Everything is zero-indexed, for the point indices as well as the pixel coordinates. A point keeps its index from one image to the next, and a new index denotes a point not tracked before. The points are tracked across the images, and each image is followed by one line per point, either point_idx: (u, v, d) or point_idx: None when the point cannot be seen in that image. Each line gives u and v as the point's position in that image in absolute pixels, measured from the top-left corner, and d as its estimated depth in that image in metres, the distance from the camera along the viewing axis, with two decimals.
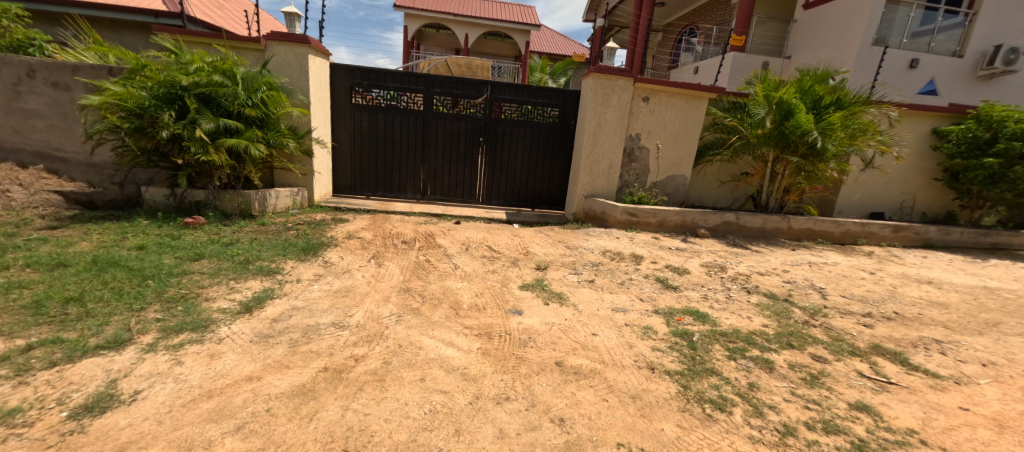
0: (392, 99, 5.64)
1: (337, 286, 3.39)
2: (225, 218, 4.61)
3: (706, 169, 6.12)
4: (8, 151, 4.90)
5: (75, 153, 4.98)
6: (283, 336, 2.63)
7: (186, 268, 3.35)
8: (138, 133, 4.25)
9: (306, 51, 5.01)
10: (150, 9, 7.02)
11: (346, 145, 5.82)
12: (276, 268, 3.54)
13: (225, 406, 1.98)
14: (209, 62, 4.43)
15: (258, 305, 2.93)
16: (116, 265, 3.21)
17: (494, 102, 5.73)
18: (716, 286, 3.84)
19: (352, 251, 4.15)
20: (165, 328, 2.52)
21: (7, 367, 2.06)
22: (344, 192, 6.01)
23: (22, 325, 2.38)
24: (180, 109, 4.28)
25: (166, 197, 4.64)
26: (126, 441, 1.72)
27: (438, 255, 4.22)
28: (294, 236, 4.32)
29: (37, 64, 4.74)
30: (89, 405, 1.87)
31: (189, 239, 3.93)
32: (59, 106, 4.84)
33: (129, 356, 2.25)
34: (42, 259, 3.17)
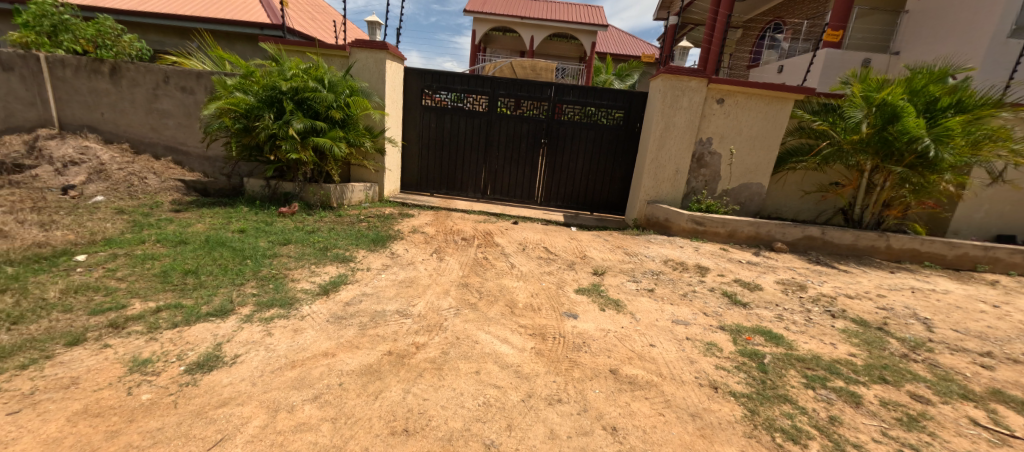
0: (458, 101, 5.87)
1: (401, 277, 3.60)
2: (309, 209, 5.11)
3: (788, 178, 5.62)
4: (147, 144, 5.85)
5: (195, 148, 5.80)
6: (353, 319, 2.85)
7: (277, 251, 3.77)
8: (244, 132, 4.85)
9: (384, 57, 5.38)
10: (257, 21, 7.95)
11: (414, 144, 6.15)
12: (350, 256, 3.85)
13: (305, 377, 2.21)
14: (304, 69, 4.94)
15: (333, 288, 3.21)
16: (221, 245, 3.69)
17: (558, 104, 5.74)
18: (794, 306, 3.52)
19: (416, 244, 4.38)
20: (259, 302, 2.86)
21: (143, 324, 2.47)
22: (410, 189, 6.36)
23: (153, 291, 2.84)
24: (278, 110, 4.82)
25: (263, 187, 5.25)
26: (228, 397, 1.99)
27: (496, 254, 4.32)
28: (366, 228, 4.67)
29: (171, 72, 5.57)
30: (201, 363, 2.19)
31: (279, 226, 4.40)
32: (186, 107, 5.66)
33: (231, 323, 2.60)
34: (167, 236, 3.74)
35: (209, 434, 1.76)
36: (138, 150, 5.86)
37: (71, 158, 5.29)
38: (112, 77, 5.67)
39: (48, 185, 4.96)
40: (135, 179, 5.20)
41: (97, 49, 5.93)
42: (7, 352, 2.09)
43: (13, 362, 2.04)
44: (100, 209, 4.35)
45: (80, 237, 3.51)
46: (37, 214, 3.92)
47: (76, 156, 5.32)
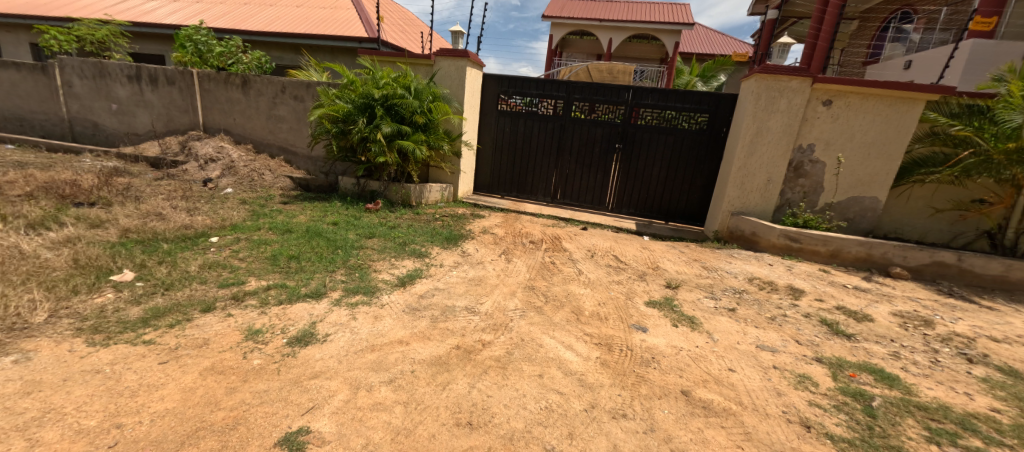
0: (533, 106, 5.95)
1: (471, 275, 3.73)
2: (391, 206, 5.52)
3: (913, 192, 4.84)
4: (265, 145, 6.75)
5: (301, 149, 6.56)
6: (426, 311, 3.02)
7: (363, 243, 4.13)
8: (341, 135, 5.38)
9: (465, 64, 5.62)
10: (356, 36, 8.76)
11: (489, 148, 6.34)
12: (425, 252, 4.09)
13: (382, 360, 2.39)
14: (394, 78, 5.36)
15: (409, 281, 3.43)
16: (318, 235, 4.13)
17: (634, 108, 5.56)
18: (915, 344, 3.01)
19: (486, 244, 4.52)
20: (347, 288, 3.16)
21: (257, 298, 2.87)
22: (483, 191, 6.57)
23: (264, 272, 3.27)
24: (370, 116, 5.29)
25: (354, 185, 5.79)
26: (319, 370, 2.23)
27: (564, 259, 4.29)
28: (440, 226, 4.92)
29: (287, 83, 6.36)
30: (299, 337, 2.48)
31: (366, 220, 4.81)
32: (297, 114, 6.43)
33: (324, 305, 2.90)
34: (276, 225, 4.29)
35: (303, 402, 1.99)
36: (258, 150, 6.79)
37: (209, 156, 6.30)
38: (240, 87, 6.63)
39: (192, 178, 5.97)
40: (255, 174, 6.05)
41: (230, 65, 6.97)
42: (161, 312, 2.56)
43: (165, 321, 2.49)
44: (228, 199, 5.12)
45: (213, 222, 4.17)
46: (183, 201, 4.73)
47: (213, 154, 6.32)
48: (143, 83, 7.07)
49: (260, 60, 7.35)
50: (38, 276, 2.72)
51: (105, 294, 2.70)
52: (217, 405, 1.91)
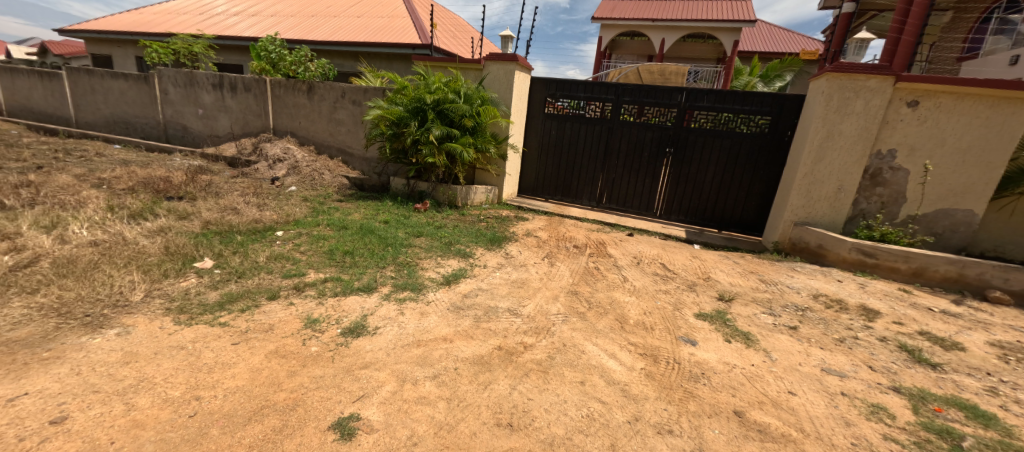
0: (580, 109, 5.89)
1: (514, 277, 3.75)
2: (439, 207, 5.68)
3: (1019, 206, 4.25)
4: (325, 147, 7.20)
5: (358, 151, 6.93)
6: (469, 310, 3.08)
7: (411, 241, 4.28)
8: (394, 138, 5.62)
9: (514, 68, 5.67)
10: (410, 43, 9.13)
11: (534, 151, 6.35)
12: (470, 253, 4.16)
13: (428, 356, 2.46)
14: (445, 83, 5.53)
15: (454, 280, 3.51)
16: (371, 232, 4.34)
17: (687, 110, 5.35)
18: (1017, 380, 2.64)
19: (529, 247, 4.53)
20: (395, 284, 3.29)
21: (315, 289, 3.07)
22: (527, 193, 6.59)
23: (321, 265, 3.49)
24: (422, 119, 5.48)
25: (404, 185, 6.02)
26: (369, 361, 2.34)
27: (609, 265, 4.20)
28: (485, 228, 4.99)
29: (347, 89, 6.75)
30: (352, 329, 2.62)
31: (414, 220, 4.99)
32: (355, 117, 6.80)
33: (375, 299, 3.04)
34: (333, 221, 4.56)
35: (354, 389, 2.10)
36: (319, 151, 7.26)
37: (277, 156, 6.82)
38: (306, 93, 7.13)
39: (262, 177, 6.49)
40: (316, 174, 6.47)
41: (300, 73, 7.62)
42: (234, 298, 2.80)
43: (237, 306, 2.73)
44: (292, 197, 5.52)
45: (279, 217, 4.50)
46: (254, 198, 5.15)
47: (280, 155, 6.84)
48: (224, 90, 7.80)
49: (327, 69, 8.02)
50: (137, 260, 3.08)
51: (189, 279, 3.01)
52: (279, 386, 2.06)
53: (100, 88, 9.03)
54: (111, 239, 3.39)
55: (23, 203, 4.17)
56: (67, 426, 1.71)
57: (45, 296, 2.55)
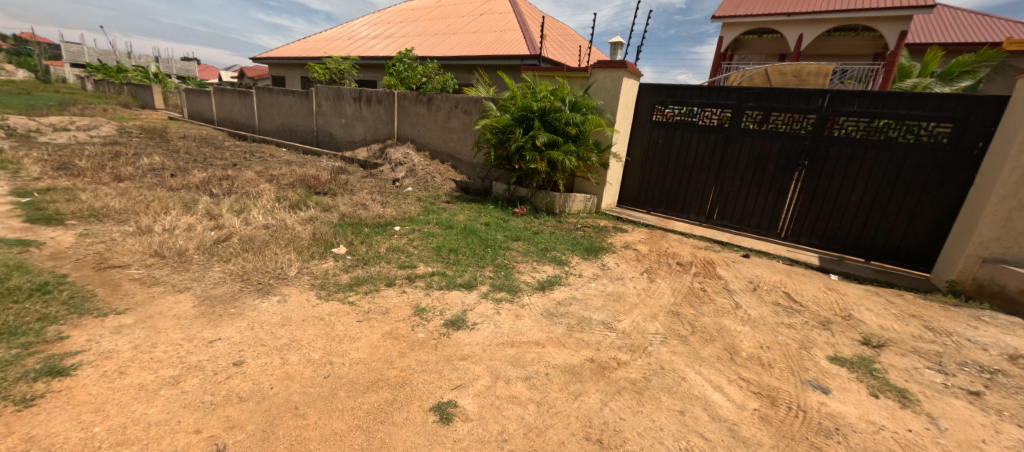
0: (693, 116, 5.49)
1: (610, 290, 3.62)
2: (537, 212, 5.79)
3: None
4: (439, 152, 7.86)
5: (466, 157, 7.42)
6: (562, 318, 3.06)
7: (510, 244, 4.44)
8: (499, 145, 5.89)
9: (623, 74, 5.51)
10: (519, 54, 9.51)
11: (638, 160, 6.08)
12: (566, 260, 4.15)
13: (520, 357, 2.52)
14: (551, 91, 5.63)
15: (549, 286, 3.54)
16: (473, 233, 4.61)
17: (828, 116, 4.63)
18: None
19: (627, 260, 4.35)
20: (493, 284, 3.44)
21: (424, 282, 3.36)
22: (627, 204, 6.33)
23: (428, 260, 3.81)
24: (527, 127, 5.66)
25: (505, 191, 6.27)
26: (467, 353, 2.49)
27: (718, 288, 3.82)
28: (582, 236, 4.95)
29: (460, 99, 7.27)
30: (453, 321, 2.81)
31: (513, 224, 5.17)
32: (466, 126, 7.29)
33: (474, 296, 3.22)
34: (441, 221, 4.95)
35: (453, 378, 2.25)
36: (433, 156, 7.96)
37: (398, 160, 7.65)
38: (425, 104, 7.87)
39: (386, 178, 7.35)
40: (430, 177, 7.10)
41: (427, 85, 8.68)
42: (359, 282, 3.21)
43: (362, 288, 3.14)
44: (408, 196, 6.13)
45: (397, 214, 5.05)
46: (379, 196, 5.85)
47: (401, 159, 7.66)
48: (362, 102, 9.03)
49: (448, 80, 8.87)
50: (293, 242, 3.74)
51: (327, 261, 3.55)
52: (392, 364, 2.31)
53: (276, 102, 11.16)
54: (276, 223, 4.17)
55: (222, 192, 5.35)
56: (243, 368, 2.15)
57: (233, 265, 3.25)
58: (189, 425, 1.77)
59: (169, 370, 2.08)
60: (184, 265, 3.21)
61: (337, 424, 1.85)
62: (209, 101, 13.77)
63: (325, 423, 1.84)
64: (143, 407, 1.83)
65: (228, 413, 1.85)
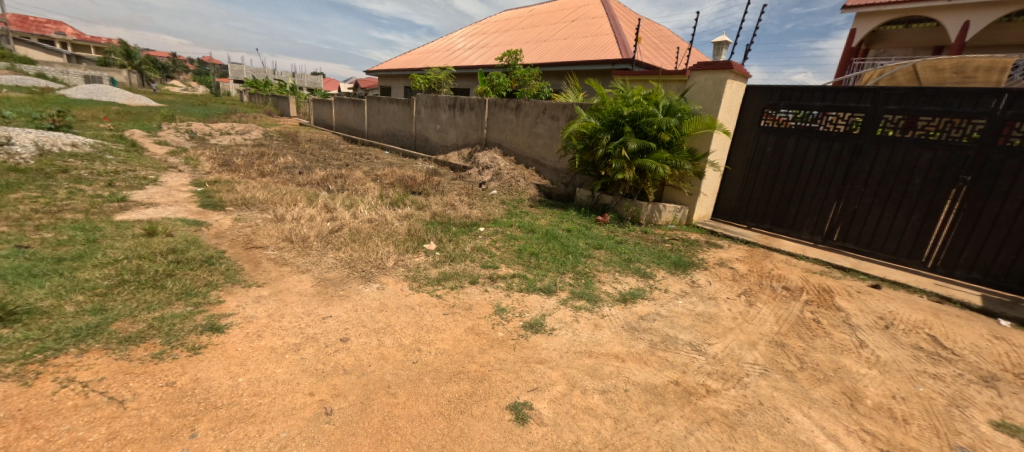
0: (812, 121, 4.86)
1: (700, 310, 3.35)
2: (621, 221, 5.61)
3: None
4: (525, 157, 8.02)
5: (551, 162, 7.46)
6: (644, 333, 2.92)
7: (591, 252, 4.36)
8: (586, 151, 5.83)
9: (727, 76, 5.09)
10: (611, 59, 9.30)
11: (740, 170, 5.55)
12: (651, 273, 3.96)
13: (599, 369, 2.46)
14: (645, 95, 5.42)
15: (632, 299, 3.39)
16: (554, 238, 4.62)
17: (1003, 122, 3.77)
18: None
19: (721, 278, 4.00)
20: (573, 291, 3.41)
21: (505, 283, 3.45)
22: (725, 217, 5.82)
23: (509, 262, 3.91)
24: (616, 132, 5.52)
25: (589, 197, 6.19)
26: (544, 358, 2.50)
27: (834, 320, 3.32)
28: (670, 249, 4.67)
29: (549, 105, 7.34)
30: (532, 324, 2.84)
31: (595, 231, 5.07)
32: (553, 132, 7.34)
33: (553, 302, 3.23)
34: (523, 224, 5.05)
35: (530, 380, 2.28)
36: (519, 160, 8.14)
37: (486, 164, 7.99)
38: (514, 110, 8.10)
39: (474, 181, 7.71)
40: (515, 181, 7.28)
41: (523, 92, 9.04)
42: (446, 278, 3.42)
43: (449, 283, 3.33)
44: (494, 199, 6.36)
45: (483, 216, 5.27)
46: (467, 197, 6.16)
47: (488, 163, 7.99)
48: (457, 109, 9.59)
49: (538, 85, 9.02)
50: (391, 236, 4.11)
51: (419, 256, 3.84)
52: (473, 358, 2.42)
53: (383, 110, 12.39)
54: (379, 218, 4.63)
55: (336, 189, 6.10)
56: (348, 345, 2.42)
57: (343, 253, 3.68)
58: (305, 387, 2.04)
59: (293, 339, 2.43)
60: (306, 249, 3.73)
61: (422, 407, 1.99)
62: (331, 109, 15.78)
63: (412, 405, 2.00)
64: (272, 367, 2.17)
65: (335, 382, 2.10)
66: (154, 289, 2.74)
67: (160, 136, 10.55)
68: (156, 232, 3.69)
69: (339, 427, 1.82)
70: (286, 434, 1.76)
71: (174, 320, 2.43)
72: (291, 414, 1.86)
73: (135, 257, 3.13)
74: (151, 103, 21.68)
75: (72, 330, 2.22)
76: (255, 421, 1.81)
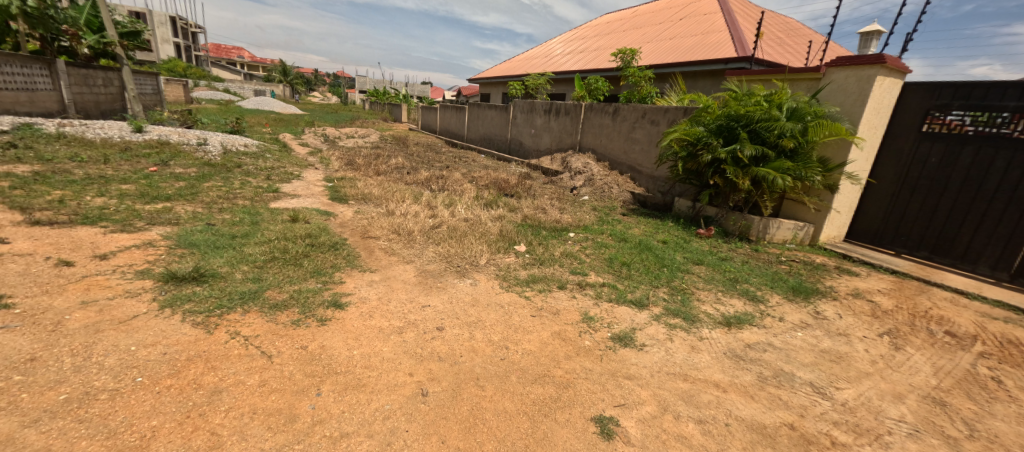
0: (1000, 127, 3.87)
1: (824, 346, 2.89)
2: (726, 236, 5.11)
3: None
4: (620, 163, 7.76)
5: (648, 169, 7.10)
6: (751, 364, 2.62)
7: (690, 268, 4.04)
8: (689, 158, 5.42)
9: (876, 73, 4.31)
10: (725, 58, 8.52)
11: (888, 185, 4.65)
12: (761, 297, 3.53)
13: (695, 395, 2.27)
14: (765, 97, 4.85)
15: (737, 324, 3.06)
16: (648, 249, 4.39)
17: None
18: None
19: (853, 312, 3.40)
20: (667, 308, 3.19)
21: (593, 291, 3.38)
22: (863, 240, 4.93)
23: (599, 270, 3.82)
24: (727, 138, 5.04)
25: (690, 208, 5.75)
26: (634, 374, 2.39)
27: (1023, 383, 2.60)
28: (787, 272, 4.11)
29: (649, 109, 7.00)
30: (621, 337, 2.74)
31: (696, 245, 4.70)
32: (651, 137, 6.98)
33: (644, 316, 3.06)
34: (615, 232, 4.89)
35: (618, 396, 2.19)
36: (613, 166, 7.91)
37: (579, 169, 7.92)
38: (611, 114, 7.89)
39: (566, 185, 7.69)
40: (608, 188, 7.09)
41: (631, 95, 8.79)
42: (534, 280, 3.46)
43: (537, 286, 3.37)
44: (585, 205, 6.27)
45: (573, 221, 5.22)
46: (558, 202, 6.17)
47: (581, 168, 7.90)
48: (552, 114, 9.68)
49: (643, 89, 8.60)
50: (485, 236, 4.31)
51: (510, 256, 3.95)
52: (558, 364, 2.41)
53: (482, 116, 13.05)
54: (474, 218, 4.88)
55: (438, 188, 6.58)
56: (442, 335, 2.59)
57: (442, 248, 3.95)
58: (406, 367, 2.24)
59: (397, 322, 2.68)
60: (411, 243, 4.09)
61: (507, 404, 2.05)
62: (436, 115, 17.08)
63: (499, 400, 2.07)
64: (380, 344, 2.42)
65: (431, 367, 2.27)
66: (294, 266, 3.25)
67: (304, 139, 12.49)
68: (298, 218, 4.38)
69: (433, 409, 1.96)
70: (389, 407, 1.95)
71: (309, 293, 2.86)
72: (394, 390, 2.06)
73: (284, 238, 3.76)
74: (297, 110, 25.72)
75: (239, 293, 2.75)
76: (365, 390, 2.04)
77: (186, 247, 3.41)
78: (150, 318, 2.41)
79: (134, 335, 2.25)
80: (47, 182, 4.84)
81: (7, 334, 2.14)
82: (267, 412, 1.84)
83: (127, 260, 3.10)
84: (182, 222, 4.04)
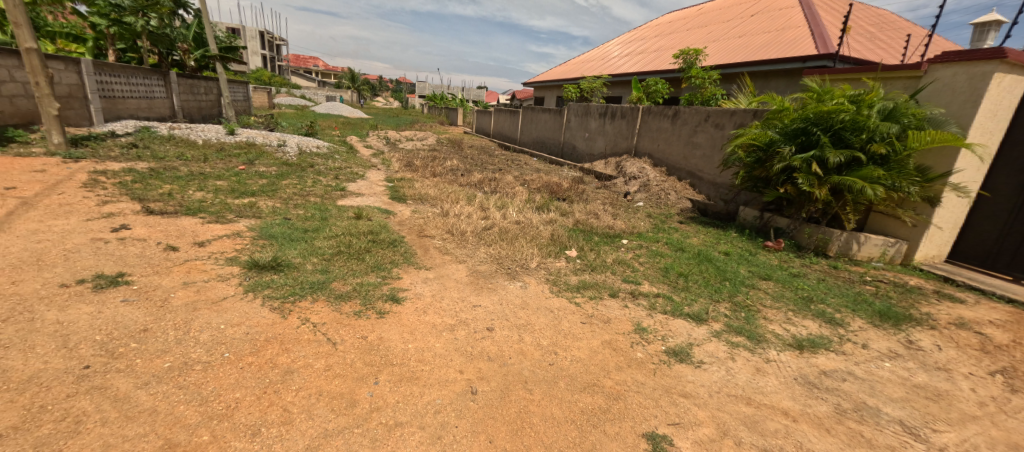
0: None
1: (918, 381, 2.55)
2: (799, 250, 4.68)
3: None
4: (679, 169, 7.42)
5: (709, 175, 6.72)
6: (826, 393, 2.38)
7: (756, 282, 3.76)
8: (757, 165, 5.04)
9: (994, 69, 3.74)
10: (802, 55, 7.86)
11: (1007, 200, 4.03)
12: (840, 320, 3.19)
13: (760, 422, 2.10)
14: (852, 98, 4.38)
15: (810, 348, 2.79)
16: (708, 261, 4.15)
17: None
18: None
19: (954, 343, 2.98)
20: (729, 324, 2.99)
21: (647, 302, 3.25)
22: (972, 263, 4.30)
23: (653, 279, 3.68)
24: (803, 143, 4.62)
25: (757, 218, 5.35)
26: (690, 392, 2.26)
27: None
28: (872, 294, 3.68)
29: (713, 112, 6.63)
30: (676, 352, 2.61)
31: (763, 259, 4.36)
32: (715, 141, 6.60)
33: (703, 332, 2.89)
34: (672, 241, 4.67)
35: (672, 413, 2.09)
36: (671, 172, 7.59)
37: (634, 174, 7.69)
38: (671, 117, 7.57)
39: (620, 190, 7.48)
40: (666, 194, 6.81)
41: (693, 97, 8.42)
42: (585, 287, 3.40)
43: (588, 293, 3.31)
44: (640, 211, 6.07)
45: (627, 228, 5.07)
46: (612, 208, 6.03)
47: (636, 173, 7.68)
48: (607, 118, 9.48)
49: (707, 91, 8.17)
50: (536, 239, 4.31)
51: (560, 261, 3.92)
52: (608, 374, 2.35)
53: (535, 119, 13.09)
54: (525, 221, 4.90)
55: (491, 190, 6.70)
56: (492, 335, 2.63)
57: (493, 249, 4.01)
58: (456, 364, 2.30)
59: (449, 320, 2.76)
60: (464, 243, 4.20)
61: (554, 410, 2.03)
62: (490, 119, 17.40)
63: (547, 405, 2.06)
64: (433, 340, 2.51)
65: (480, 366, 2.31)
66: (357, 261, 3.46)
67: (368, 141, 13.28)
68: (362, 216, 4.66)
69: (481, 407, 2.00)
70: (440, 402, 2.01)
71: (369, 287, 3.04)
72: (445, 385, 2.12)
73: (348, 234, 4.02)
74: (362, 115, 27.41)
75: (309, 282, 2.98)
76: (419, 383, 2.12)
77: (267, 239, 3.76)
78: (236, 300, 2.69)
79: (223, 315, 2.51)
80: (159, 177, 5.57)
81: (127, 306, 2.49)
82: (332, 395, 1.97)
83: (220, 248, 3.48)
84: (263, 216, 4.46)
